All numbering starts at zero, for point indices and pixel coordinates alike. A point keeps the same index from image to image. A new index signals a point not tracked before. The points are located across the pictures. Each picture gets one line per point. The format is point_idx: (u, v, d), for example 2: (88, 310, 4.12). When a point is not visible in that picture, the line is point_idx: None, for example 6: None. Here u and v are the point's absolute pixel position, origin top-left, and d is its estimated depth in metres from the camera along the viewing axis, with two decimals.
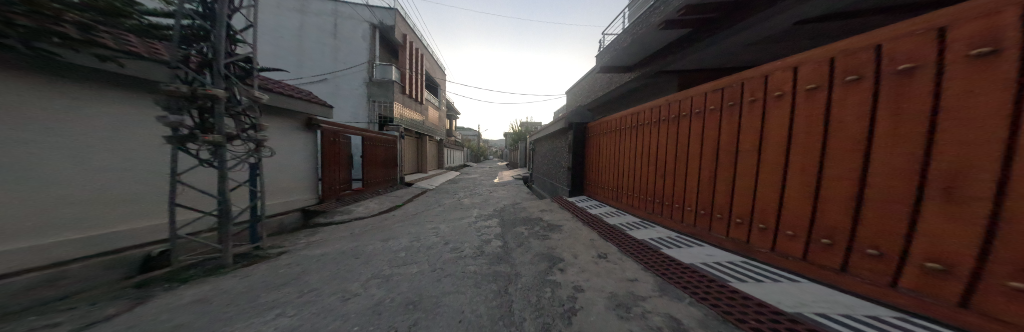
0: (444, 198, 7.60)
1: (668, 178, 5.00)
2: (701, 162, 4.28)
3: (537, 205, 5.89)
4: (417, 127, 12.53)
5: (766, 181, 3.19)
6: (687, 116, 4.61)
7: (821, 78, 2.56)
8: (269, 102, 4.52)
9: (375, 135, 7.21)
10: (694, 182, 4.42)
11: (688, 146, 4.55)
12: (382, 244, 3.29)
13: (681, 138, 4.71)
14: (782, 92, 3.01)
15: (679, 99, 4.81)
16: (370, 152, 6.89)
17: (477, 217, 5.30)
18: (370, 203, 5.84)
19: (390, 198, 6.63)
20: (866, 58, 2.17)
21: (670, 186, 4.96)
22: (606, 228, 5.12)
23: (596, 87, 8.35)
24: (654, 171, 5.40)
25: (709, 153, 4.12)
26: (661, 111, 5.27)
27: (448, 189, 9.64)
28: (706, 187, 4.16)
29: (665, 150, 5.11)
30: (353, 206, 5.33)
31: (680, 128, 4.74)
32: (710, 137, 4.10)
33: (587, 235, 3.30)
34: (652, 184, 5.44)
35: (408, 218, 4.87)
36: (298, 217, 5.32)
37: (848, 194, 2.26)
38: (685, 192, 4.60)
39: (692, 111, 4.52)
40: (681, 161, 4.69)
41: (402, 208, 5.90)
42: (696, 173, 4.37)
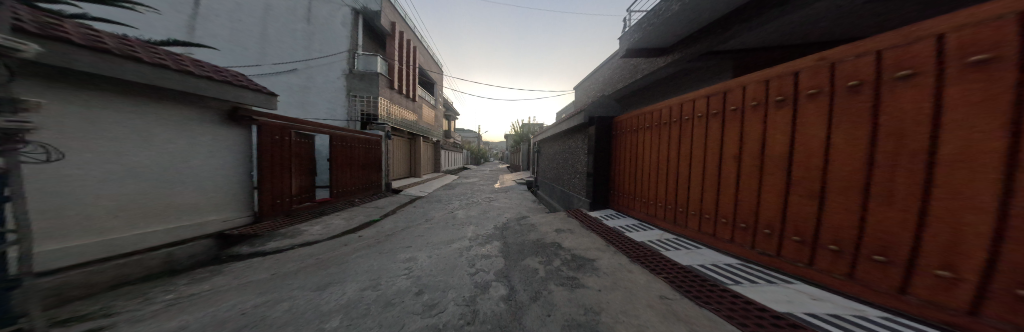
0: (435, 209, 6.31)
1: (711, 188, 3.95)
2: (762, 170, 3.24)
3: (549, 222, 4.55)
4: (411, 127, 11.29)
5: (878, 202, 2.13)
6: (741, 112, 3.54)
7: (996, 48, 1.54)
8: (156, 82, 3.61)
9: (350, 134, 5.96)
10: (753, 196, 3.36)
11: (745, 150, 3.46)
12: (310, 300, 1.98)
13: (733, 140, 3.62)
14: (913, 72, 1.93)
15: (727, 91, 3.75)
16: (343, 153, 5.63)
17: (471, 239, 4.01)
18: (337, 218, 4.55)
19: (367, 211, 5.35)
20: (991, 34, 1.58)
21: (715, 199, 3.89)
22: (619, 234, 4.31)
23: (618, 76, 6.93)
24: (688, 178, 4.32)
25: (780, 159, 3.03)
26: (697, 107, 4.25)
27: (441, 197, 8.37)
28: (746, 195, 3.44)
29: (707, 155, 4.04)
30: (311, 222, 4.01)
31: (731, 127, 3.66)
32: (782, 138, 3.00)
33: (649, 286, 2.03)
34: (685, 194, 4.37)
35: (377, 242, 3.58)
36: (208, 246, 4.39)
37: (978, 212, 1.61)
38: (740, 208, 3.53)
39: (748, 104, 3.46)
40: (733, 170, 3.62)
41: (378, 225, 4.62)
42: (757, 185, 3.30)
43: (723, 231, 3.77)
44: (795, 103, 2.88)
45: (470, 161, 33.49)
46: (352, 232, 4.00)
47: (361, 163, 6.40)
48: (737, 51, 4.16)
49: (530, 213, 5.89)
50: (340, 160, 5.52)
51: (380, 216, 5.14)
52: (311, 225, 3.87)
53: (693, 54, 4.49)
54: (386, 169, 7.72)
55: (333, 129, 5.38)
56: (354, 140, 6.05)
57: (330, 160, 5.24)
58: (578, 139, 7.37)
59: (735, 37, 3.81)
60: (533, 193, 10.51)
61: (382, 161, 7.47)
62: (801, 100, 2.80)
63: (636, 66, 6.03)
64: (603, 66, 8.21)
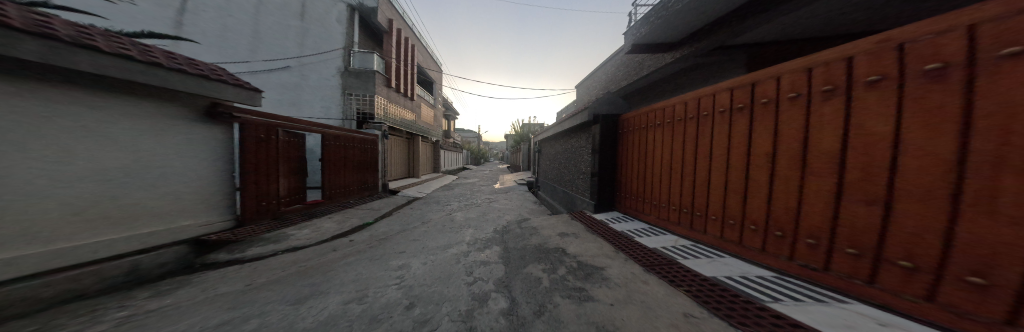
0: (432, 211, 6.06)
1: (652, 202, 3.61)
2: (699, 183, 2.89)
3: (552, 224, 4.32)
4: (411, 126, 11.04)
5: (814, 212, 1.80)
6: (675, 130, 3.25)
7: (896, 66, 1.37)
8: (181, 88, 2.86)
9: (345, 134, 5.70)
10: (692, 210, 2.99)
11: (681, 165, 3.15)
12: (286, 316, 1.75)
13: (670, 155, 3.31)
14: (830, 87, 1.70)
15: (662, 111, 3.49)
16: (337, 154, 5.37)
17: (470, 244, 3.77)
18: (328, 221, 4.31)
19: (360, 213, 5.10)
20: (896, 57, 1.37)
21: (658, 212, 3.51)
22: (599, 224, 4.03)
23: (623, 72, 6.61)
24: (633, 191, 4.02)
25: (716, 178, 2.68)
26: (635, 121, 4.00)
27: (440, 198, 8.11)
28: (676, 177, 3.22)
29: (645, 170, 3.74)
30: (300, 225, 3.79)
31: (667, 144, 3.37)
32: (716, 159, 2.68)
33: (666, 298, 1.81)
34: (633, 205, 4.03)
35: (369, 247, 3.35)
36: None
37: (877, 198, 1.44)
38: (681, 223, 3.15)
39: (681, 120, 3.18)
40: (669, 188, 3.31)
41: (372, 227, 4.38)
42: (694, 201, 2.96)
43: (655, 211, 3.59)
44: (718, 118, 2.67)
45: (470, 161, 33.30)
46: (344, 236, 3.76)
47: (357, 163, 6.15)
48: (754, 43, 3.85)
49: (531, 216, 5.65)
50: (333, 160, 5.26)
51: (375, 218, 4.90)
52: (301, 229, 3.64)
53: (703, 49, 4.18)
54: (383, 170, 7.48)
55: (327, 128, 5.13)
56: (349, 139, 5.81)
57: (324, 160, 4.99)
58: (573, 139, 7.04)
59: (753, 29, 3.48)
60: (534, 193, 10.26)
61: (378, 162, 7.21)
62: (732, 119, 2.52)
63: (641, 62, 5.73)
64: (608, 62, 7.88)
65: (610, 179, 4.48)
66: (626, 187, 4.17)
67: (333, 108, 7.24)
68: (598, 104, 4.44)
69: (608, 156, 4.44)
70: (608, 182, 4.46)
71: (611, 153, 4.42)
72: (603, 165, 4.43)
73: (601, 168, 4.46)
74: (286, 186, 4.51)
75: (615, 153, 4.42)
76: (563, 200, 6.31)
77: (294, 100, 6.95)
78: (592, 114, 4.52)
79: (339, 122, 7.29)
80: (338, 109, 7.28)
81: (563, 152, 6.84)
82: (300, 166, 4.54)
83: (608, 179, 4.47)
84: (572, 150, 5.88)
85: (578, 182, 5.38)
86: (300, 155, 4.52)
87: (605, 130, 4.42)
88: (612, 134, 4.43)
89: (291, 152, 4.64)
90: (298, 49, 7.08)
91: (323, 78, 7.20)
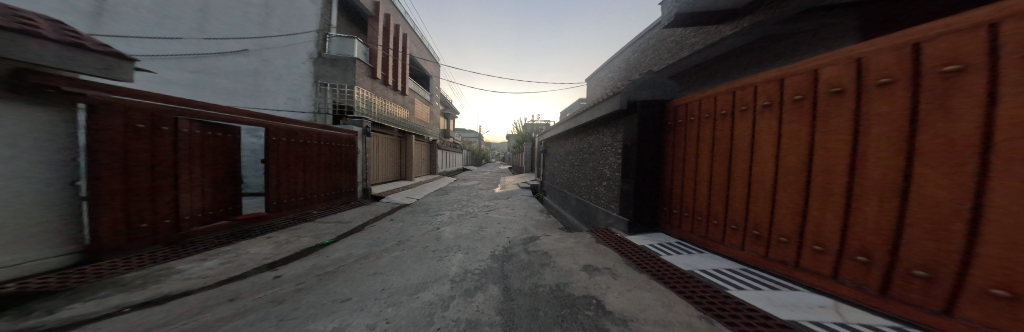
0: (418, 225, 4.85)
1: (696, 219, 2.45)
2: (762, 196, 1.82)
3: (570, 251, 3.08)
4: (403, 123, 9.89)
5: None
6: (728, 125, 2.12)
7: None
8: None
9: (306, 128, 4.41)
10: (750, 229, 1.92)
11: (735, 173, 2.05)
12: None
13: (719, 158, 2.20)
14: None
15: (708, 104, 2.36)
16: (293, 154, 4.09)
17: (455, 282, 2.57)
18: (261, 239, 3.10)
19: (318, 227, 3.89)
20: None
21: (706, 234, 2.35)
22: (639, 249, 2.70)
23: (658, 53, 5.27)
24: (671, 208, 2.82)
25: (792, 188, 1.61)
26: (680, 113, 2.72)
27: (430, 205, 6.93)
28: (758, 195, 1.85)
29: (688, 179, 2.56)
30: (206, 251, 2.59)
31: (716, 143, 2.23)
32: (793, 164, 1.60)
33: None
34: (674, 228, 2.78)
35: (298, 291, 2.15)
36: None
37: None
38: (738, 248, 2.03)
39: (734, 113, 2.08)
40: (718, 201, 2.20)
41: (324, 252, 3.17)
42: (756, 221, 1.86)
43: (727, 241, 2.13)
44: (833, 95, 1.39)
45: (470, 162, 32.22)
46: (269, 270, 2.53)
47: (326, 165, 4.91)
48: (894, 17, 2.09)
49: (540, 233, 4.39)
50: (288, 162, 3.99)
51: (338, 236, 3.69)
52: (205, 259, 2.43)
53: (756, 35, 2.80)
54: (365, 171, 6.31)
55: (270, 122, 3.70)
56: (312, 135, 4.52)
57: (269, 162, 3.68)
58: (574, 140, 5.83)
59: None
60: (539, 199, 9.04)
61: (356, 163, 6.02)
62: (817, 103, 1.47)
63: (682, 40, 4.43)
64: (634, 45, 6.54)
65: (652, 192, 3.02)
66: (669, 201, 2.85)
67: (302, 100, 5.98)
68: (637, 82, 2.96)
69: (648, 160, 2.99)
70: (648, 196, 3.02)
71: (653, 156, 3.00)
72: (641, 171, 2.99)
73: (638, 176, 3.01)
74: (206, 204, 2.92)
75: (661, 156, 2.99)
76: (580, 212, 5.00)
77: (254, 90, 5.44)
78: (626, 98, 3.06)
79: (310, 116, 6.07)
80: (309, 101, 6.04)
81: (578, 153, 5.44)
82: (225, 169, 3.16)
83: (649, 191, 3.01)
84: (593, 149, 4.50)
85: (601, 190, 4.09)
86: (226, 153, 3.18)
87: (644, 123, 2.97)
88: (658, 129, 2.98)
89: (216, 155, 3.05)
90: (262, 29, 5.60)
91: (292, 65, 5.89)
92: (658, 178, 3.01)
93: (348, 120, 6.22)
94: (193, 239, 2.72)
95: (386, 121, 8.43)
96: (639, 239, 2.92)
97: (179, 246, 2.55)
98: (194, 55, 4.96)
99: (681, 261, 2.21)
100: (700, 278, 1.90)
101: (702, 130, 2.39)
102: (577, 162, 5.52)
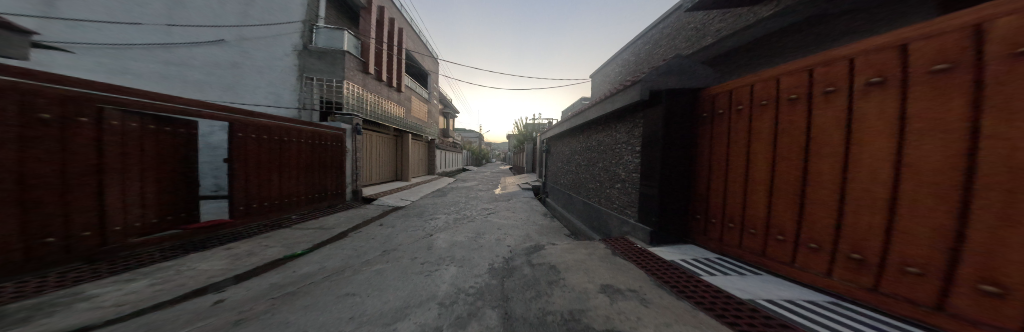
0: (409, 231, 4.37)
1: (752, 232, 1.88)
2: (860, 206, 1.23)
3: (581, 266, 2.59)
4: (398, 122, 9.49)
5: None
6: (801, 112, 1.54)
7: None
8: None
9: (284, 124, 3.94)
10: (844, 250, 1.30)
11: (811, 173, 1.47)
12: None
13: (788, 154, 1.62)
14: None
15: (768, 87, 1.79)
16: (265, 153, 3.60)
17: (444, 306, 2.07)
18: (217, 250, 2.63)
19: (293, 234, 3.42)
20: None
21: (769, 253, 1.75)
22: (672, 267, 2.16)
23: (674, 43, 4.78)
24: (709, 218, 2.29)
25: (932, 198, 1.00)
26: (723, 101, 2.17)
27: (426, 208, 6.45)
28: (857, 203, 1.25)
29: (736, 183, 2.01)
30: (140, 268, 2.11)
31: (782, 135, 1.66)
32: (931, 162, 1.00)
33: None
34: (714, 242, 2.23)
35: (241, 322, 1.67)
36: None
37: None
38: (824, 274, 1.41)
39: (812, 96, 1.49)
40: (788, 211, 1.62)
41: (293, 265, 2.69)
42: (854, 240, 1.26)
43: (802, 264, 1.53)
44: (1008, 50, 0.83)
45: (471, 161, 31.77)
46: (216, 292, 2.07)
47: (308, 165, 4.44)
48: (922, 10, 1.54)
49: (546, 240, 3.90)
50: (260, 161, 3.52)
51: (314, 246, 3.21)
52: (133, 280, 1.96)
53: None
54: (355, 172, 5.84)
55: (236, 118, 3.21)
56: (291, 132, 4.05)
57: (233, 160, 3.19)
58: (580, 138, 5.38)
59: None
60: (542, 201, 8.55)
61: (345, 163, 5.57)
62: (983, 71, 0.89)
63: (704, 25, 3.95)
64: (646, 36, 6.04)
65: (681, 198, 2.51)
66: (705, 209, 2.33)
67: (285, 95, 5.52)
68: (662, 68, 2.45)
69: (675, 160, 2.48)
70: (677, 203, 2.51)
71: (682, 155, 2.50)
72: (666, 171, 2.49)
73: (663, 178, 2.51)
74: (150, 211, 2.45)
75: (692, 155, 2.48)
76: (588, 216, 4.52)
77: (229, 84, 4.91)
78: (648, 87, 2.56)
79: (295, 112, 5.63)
80: (293, 96, 5.60)
81: (585, 152, 4.97)
82: (176, 169, 2.68)
83: (677, 197, 2.50)
84: (603, 148, 4.02)
85: (614, 193, 3.60)
86: (178, 150, 2.70)
87: (670, 116, 2.47)
88: (689, 123, 2.48)
89: (163, 152, 2.57)
90: (242, 19, 5.13)
91: (275, 57, 5.46)
92: (688, 182, 2.49)
93: (336, 117, 5.75)
94: (127, 253, 2.23)
95: (379, 119, 7.98)
96: (666, 252, 2.43)
97: (105, 263, 2.06)
98: (162, 45, 4.44)
99: (732, 286, 1.68)
100: (767, 311, 1.36)
101: (760, 120, 1.84)
102: (584, 163, 5.03)
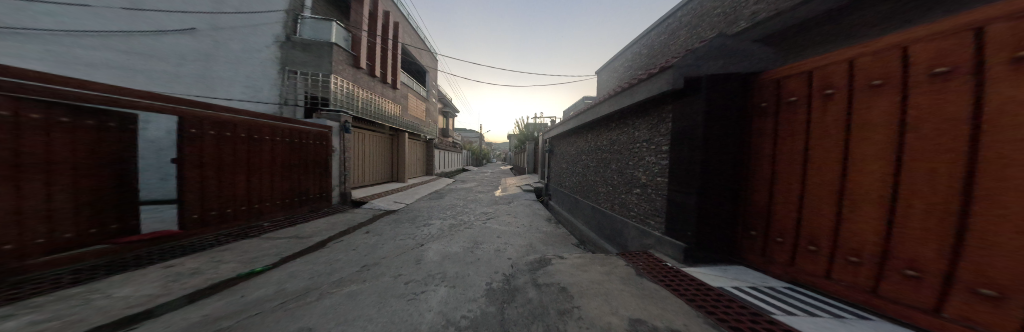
0: (397, 240, 3.87)
1: (856, 261, 1.34)
2: None
3: (597, 290, 2.07)
4: (393, 120, 9.03)
5: None
6: (960, 90, 1.02)
7: None
8: None
9: (256, 120, 3.46)
10: None
11: (990, 185, 0.94)
12: None
13: (922, 153, 1.12)
14: None
15: (882, 63, 1.28)
16: (231, 151, 3.11)
17: None
18: (154, 269, 2.13)
19: (258, 246, 2.93)
20: None
21: (891, 294, 1.22)
22: (722, 296, 1.64)
23: (697, 31, 4.25)
24: (774, 234, 1.78)
25: None
26: (801, 84, 1.66)
27: (420, 212, 5.96)
28: None
29: (826, 191, 1.48)
30: (22, 301, 1.55)
31: (913, 125, 1.14)
32: None
33: None
34: (784, 267, 1.71)
35: None
36: None
37: None
38: None
39: (986, 62, 0.96)
40: (929, 235, 1.10)
41: (249, 285, 2.18)
42: None
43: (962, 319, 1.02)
44: None
45: (471, 162, 31.31)
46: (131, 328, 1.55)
47: (286, 166, 3.95)
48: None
49: (552, 253, 3.39)
50: (223, 163, 3.01)
51: (282, 259, 2.72)
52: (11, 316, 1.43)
53: None
54: (343, 173, 5.35)
55: (184, 111, 2.68)
56: (263, 130, 3.56)
57: (183, 162, 2.65)
58: (588, 137, 4.90)
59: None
60: (545, 204, 8.04)
61: (332, 164, 5.09)
62: None
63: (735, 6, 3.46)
64: (661, 26, 5.55)
65: (728, 208, 2.01)
66: (766, 224, 1.82)
67: (265, 89, 5.14)
68: (703, 50, 1.95)
69: (720, 161, 1.98)
70: (722, 215, 2.01)
71: (728, 156, 2.03)
72: (708, 174, 1.98)
73: (704, 184, 2.00)
74: (63, 222, 1.94)
75: (742, 155, 2.01)
76: (599, 223, 4.01)
77: (201, 76, 4.50)
78: (684, 74, 2.07)
79: (276, 108, 5.30)
80: (274, 91, 5.21)
81: (595, 151, 4.48)
82: (102, 169, 2.16)
83: (724, 208, 2.00)
84: (618, 147, 3.53)
85: (631, 199, 3.10)
86: (105, 148, 2.19)
87: (714, 108, 1.97)
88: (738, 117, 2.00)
89: (82, 148, 2.05)
90: (214, 4, 4.65)
91: (252, 49, 5.03)
92: (737, 189, 2.00)
93: (321, 114, 5.27)
94: (22, 278, 1.72)
95: (372, 116, 7.52)
96: (706, 275, 1.91)
97: None
98: (124, 33, 3.96)
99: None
100: None
101: (867, 106, 1.31)
102: (593, 164, 4.52)
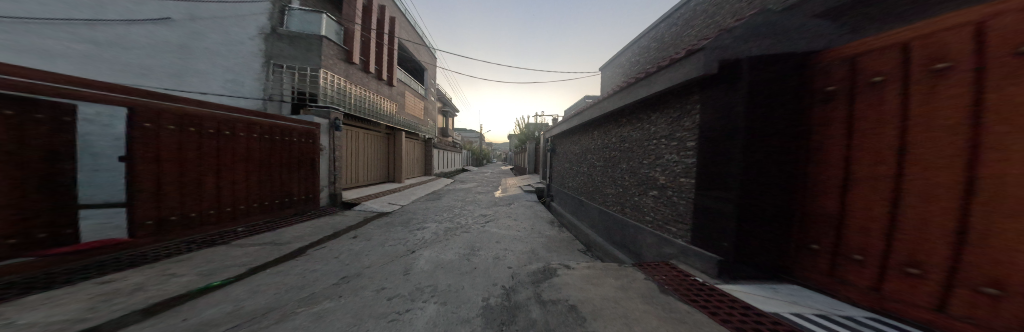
0: (386, 247, 3.51)
1: (996, 296, 0.87)
2: None
3: (614, 310, 1.72)
4: (389, 119, 8.71)
5: None
6: None
7: None
8: None
9: (227, 115, 3.09)
10: None
11: None
12: None
13: None
14: None
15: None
16: (194, 148, 2.75)
17: None
18: (86, 286, 1.79)
19: (224, 255, 2.58)
20: None
21: None
22: (779, 324, 1.25)
23: (715, 19, 3.88)
24: (850, 252, 1.29)
25: None
26: (883, 59, 1.19)
27: (416, 214, 5.63)
28: None
29: (947, 196, 0.97)
30: None
31: None
32: None
33: None
34: (868, 296, 1.22)
35: None
36: None
37: None
38: None
39: None
40: None
41: (201, 303, 1.84)
42: None
43: None
44: None
45: (471, 162, 30.98)
46: None
47: (265, 165, 3.61)
48: None
49: (558, 261, 3.03)
50: (185, 161, 2.66)
51: (249, 270, 2.37)
52: None
53: None
54: (333, 173, 5.01)
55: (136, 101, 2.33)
56: (238, 126, 3.22)
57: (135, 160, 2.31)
58: (594, 135, 4.54)
59: None
60: (548, 206, 7.71)
61: (320, 164, 4.75)
62: None
63: None
64: (672, 17, 5.22)
65: (777, 216, 1.57)
66: (834, 239, 1.35)
67: (247, 84, 4.88)
68: (745, 26, 1.60)
69: (768, 157, 1.58)
70: (771, 224, 1.59)
71: (775, 148, 1.57)
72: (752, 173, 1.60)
73: (747, 187, 1.62)
74: None
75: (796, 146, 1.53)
76: (608, 227, 3.65)
77: (177, 68, 4.18)
78: (719, 56, 1.72)
79: (260, 103, 5.02)
80: (257, 86, 4.97)
81: (602, 150, 4.12)
82: (34, 169, 1.83)
83: (774, 216, 1.58)
84: (630, 144, 3.17)
85: (647, 202, 2.74)
86: (47, 143, 1.89)
87: (761, 93, 1.59)
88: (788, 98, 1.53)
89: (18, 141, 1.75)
90: None
91: (235, 41, 4.75)
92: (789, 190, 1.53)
93: (309, 110, 4.94)
94: None
95: (365, 114, 7.18)
96: (749, 295, 1.53)
97: None
98: (87, 22, 3.56)
99: None
100: None
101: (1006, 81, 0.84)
102: (601, 164, 4.15)
